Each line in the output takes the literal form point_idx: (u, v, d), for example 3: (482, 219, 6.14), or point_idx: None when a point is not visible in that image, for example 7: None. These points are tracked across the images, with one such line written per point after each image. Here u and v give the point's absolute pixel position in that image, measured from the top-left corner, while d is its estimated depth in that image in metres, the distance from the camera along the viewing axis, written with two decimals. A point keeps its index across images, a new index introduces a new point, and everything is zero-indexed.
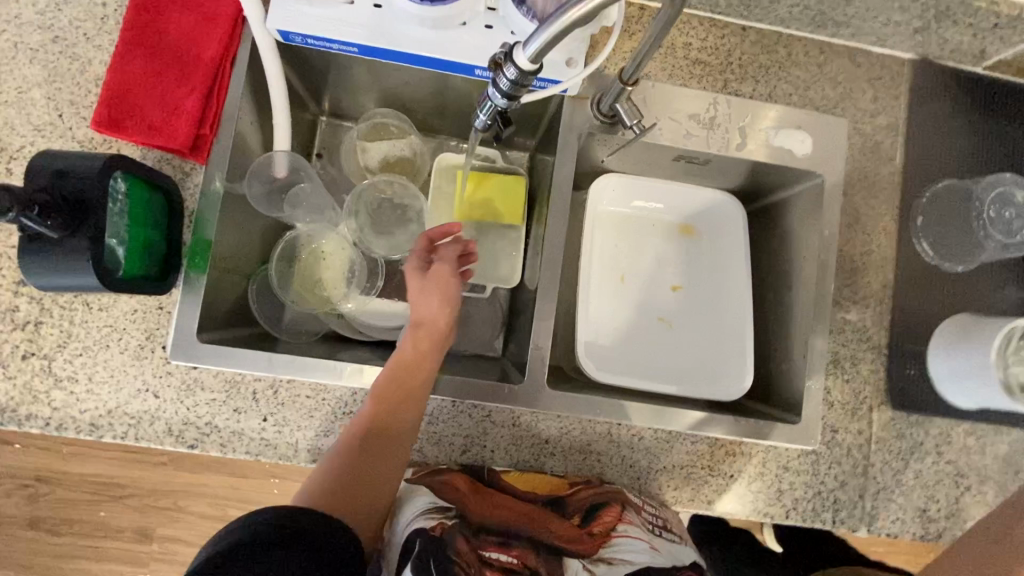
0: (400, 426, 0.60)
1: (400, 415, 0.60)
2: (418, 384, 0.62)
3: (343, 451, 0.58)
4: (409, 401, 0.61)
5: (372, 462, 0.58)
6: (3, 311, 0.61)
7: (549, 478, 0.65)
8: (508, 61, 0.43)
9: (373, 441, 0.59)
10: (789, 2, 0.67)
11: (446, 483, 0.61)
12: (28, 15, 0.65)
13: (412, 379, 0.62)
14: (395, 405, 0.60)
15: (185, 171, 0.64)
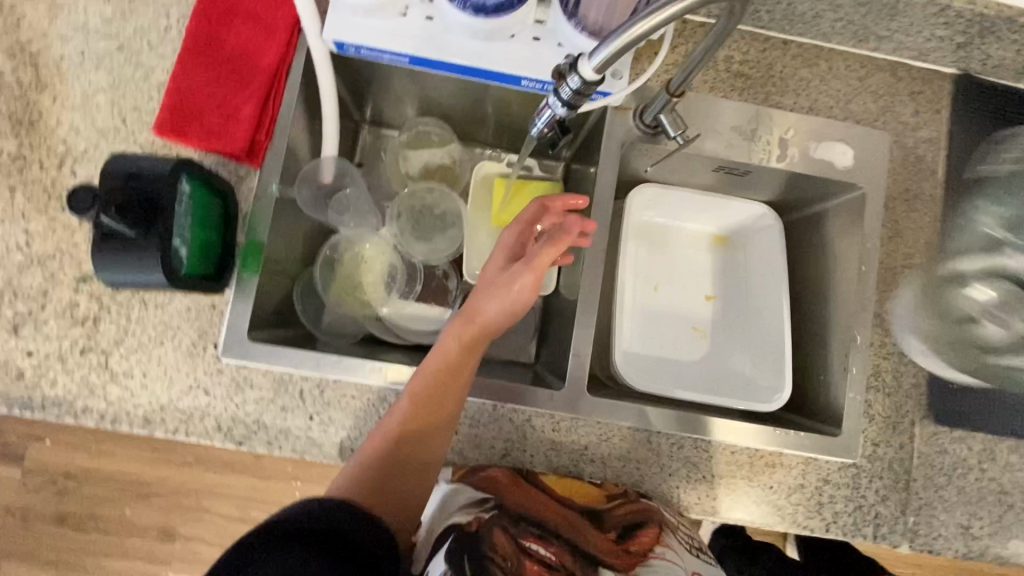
0: (438, 425, 0.60)
1: (438, 421, 0.60)
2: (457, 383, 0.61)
3: (381, 453, 0.58)
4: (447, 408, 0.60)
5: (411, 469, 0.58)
6: (64, 307, 0.63)
7: (588, 486, 0.65)
8: (573, 71, 0.44)
9: (410, 447, 0.58)
10: (833, 17, 0.68)
11: (487, 478, 0.63)
12: (95, 23, 0.68)
13: (453, 386, 0.60)
14: (433, 404, 0.59)
15: (240, 175, 0.66)
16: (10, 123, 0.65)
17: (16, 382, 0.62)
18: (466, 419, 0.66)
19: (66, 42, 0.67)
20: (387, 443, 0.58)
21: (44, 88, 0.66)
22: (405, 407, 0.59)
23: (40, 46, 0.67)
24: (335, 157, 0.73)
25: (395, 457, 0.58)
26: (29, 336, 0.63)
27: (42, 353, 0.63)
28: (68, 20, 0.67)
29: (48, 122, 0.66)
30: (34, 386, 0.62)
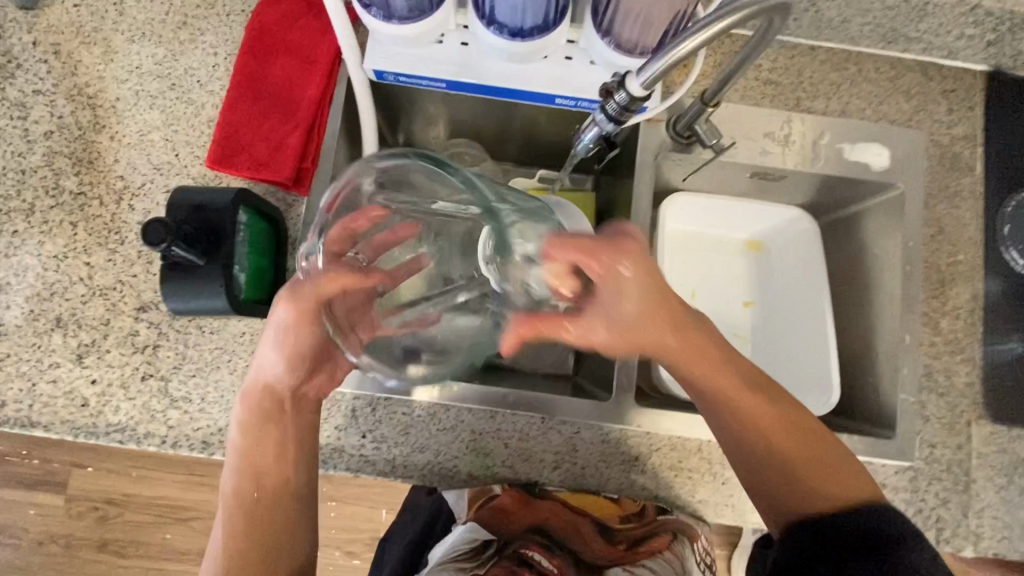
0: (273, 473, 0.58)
1: (270, 491, 0.58)
2: (258, 434, 0.58)
3: (228, 543, 0.56)
4: (283, 470, 0.58)
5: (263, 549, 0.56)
6: (125, 336, 0.66)
7: (597, 502, 0.69)
8: (620, 87, 0.46)
9: (255, 526, 0.57)
10: (862, 21, 0.69)
11: (494, 506, 0.66)
12: (148, 65, 0.71)
13: (268, 456, 0.58)
14: (252, 457, 0.58)
15: (288, 203, 0.69)
16: (71, 162, 0.69)
17: (81, 410, 0.64)
18: (515, 433, 0.67)
19: (121, 84, 0.71)
20: (231, 531, 0.56)
21: (102, 128, 0.70)
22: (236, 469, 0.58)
23: (96, 88, 0.71)
24: None
25: (241, 542, 0.56)
26: (92, 365, 0.65)
27: (105, 381, 0.65)
28: (122, 62, 0.71)
29: (106, 160, 0.69)
30: (98, 413, 0.64)
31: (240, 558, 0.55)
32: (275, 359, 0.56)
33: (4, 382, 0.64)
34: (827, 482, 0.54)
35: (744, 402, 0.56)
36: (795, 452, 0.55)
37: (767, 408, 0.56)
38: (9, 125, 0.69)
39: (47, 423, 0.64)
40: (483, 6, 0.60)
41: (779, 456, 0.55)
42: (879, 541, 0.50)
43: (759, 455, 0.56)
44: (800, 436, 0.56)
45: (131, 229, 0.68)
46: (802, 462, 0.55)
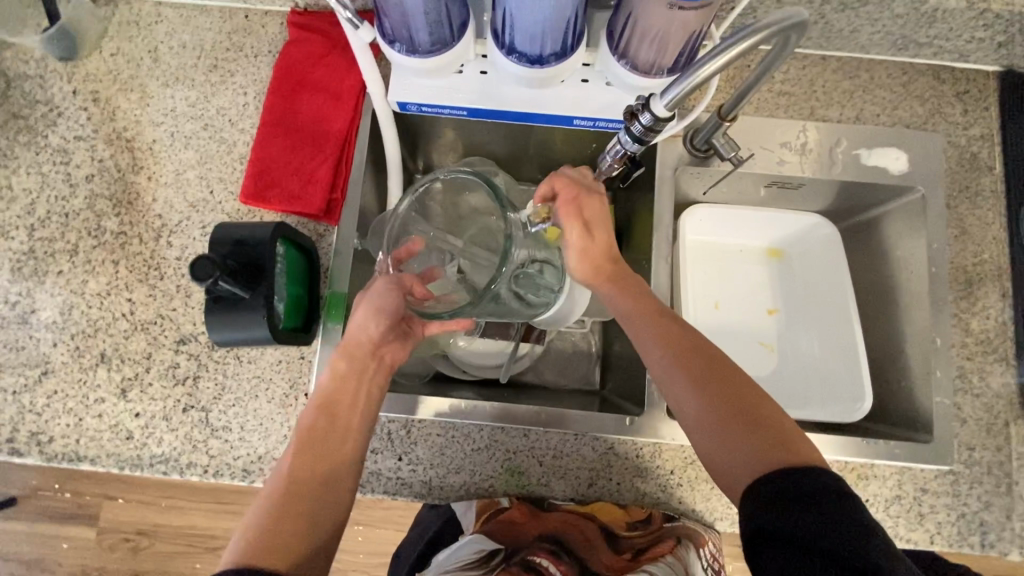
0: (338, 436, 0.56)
1: (329, 445, 0.55)
2: (345, 396, 0.57)
3: (273, 492, 0.52)
4: (347, 430, 0.56)
5: (300, 504, 0.52)
6: (166, 369, 0.68)
7: (607, 509, 0.69)
8: (645, 109, 0.47)
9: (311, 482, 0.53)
10: (871, 30, 0.70)
11: (502, 520, 0.68)
12: (182, 107, 0.74)
13: (340, 412, 0.56)
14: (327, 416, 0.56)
15: (320, 233, 0.71)
16: (111, 204, 0.72)
17: (125, 443, 0.66)
18: (550, 450, 0.67)
19: (157, 126, 0.74)
20: (280, 479, 0.53)
21: (140, 169, 0.73)
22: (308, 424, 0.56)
23: (134, 132, 0.74)
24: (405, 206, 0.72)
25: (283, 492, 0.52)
26: (135, 398, 0.67)
27: (148, 414, 0.67)
28: (158, 106, 0.74)
29: (145, 200, 0.72)
30: (142, 445, 0.66)
31: (282, 506, 0.51)
32: (366, 322, 0.58)
33: (52, 418, 0.66)
34: (771, 436, 0.50)
35: (689, 348, 0.55)
36: (746, 403, 0.52)
37: (708, 362, 0.54)
38: (52, 171, 0.72)
39: (93, 457, 0.66)
40: (502, 36, 0.62)
41: (719, 403, 0.52)
42: (826, 494, 0.44)
43: (697, 401, 0.52)
44: (739, 398, 0.52)
45: (169, 264, 0.70)
46: (739, 412, 0.51)
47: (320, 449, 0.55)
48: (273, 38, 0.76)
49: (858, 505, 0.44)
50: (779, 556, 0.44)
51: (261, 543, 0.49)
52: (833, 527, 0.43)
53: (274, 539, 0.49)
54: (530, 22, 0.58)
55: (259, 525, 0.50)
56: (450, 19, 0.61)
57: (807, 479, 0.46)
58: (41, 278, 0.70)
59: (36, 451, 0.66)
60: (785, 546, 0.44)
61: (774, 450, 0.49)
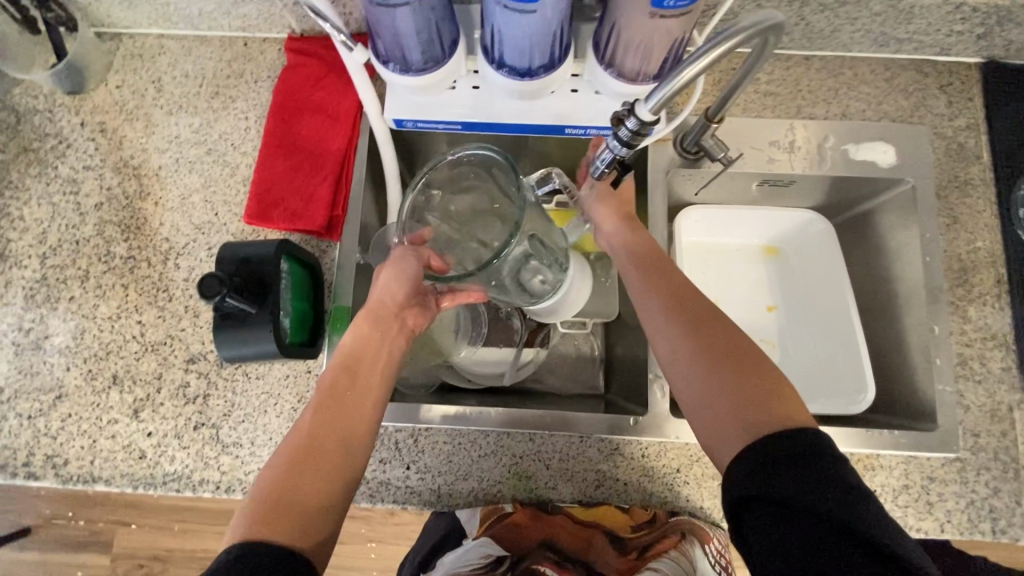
0: (355, 394, 0.55)
1: (346, 408, 0.54)
2: (366, 358, 0.57)
3: (287, 453, 0.50)
4: (365, 394, 0.55)
5: (314, 468, 0.50)
6: (176, 388, 0.69)
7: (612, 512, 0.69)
8: (631, 114, 0.48)
9: (329, 436, 0.52)
10: (851, 29, 0.72)
11: (510, 524, 0.69)
12: (186, 134, 0.77)
13: (359, 376, 0.56)
14: (346, 374, 0.56)
15: (322, 249, 0.73)
16: (120, 230, 0.74)
17: (139, 462, 0.67)
18: (556, 453, 0.68)
19: (162, 153, 0.76)
20: (296, 439, 0.51)
21: (147, 195, 0.75)
22: (327, 377, 0.56)
23: (140, 159, 0.76)
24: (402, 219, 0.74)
25: (299, 454, 0.50)
26: (147, 418, 0.68)
27: (160, 433, 0.68)
28: (163, 134, 0.77)
29: (152, 225, 0.74)
30: (155, 464, 0.67)
31: (297, 464, 0.50)
32: (393, 287, 0.60)
33: (67, 441, 0.68)
34: (761, 398, 0.49)
35: (693, 304, 0.56)
36: (742, 361, 0.52)
37: (706, 322, 0.55)
38: (63, 200, 0.75)
39: (108, 478, 0.67)
40: (492, 51, 0.64)
41: (713, 358, 0.52)
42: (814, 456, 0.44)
43: (689, 355, 0.53)
44: (732, 351, 0.53)
45: (177, 286, 0.72)
46: (731, 369, 0.51)
47: (339, 411, 0.53)
48: (272, 64, 0.79)
49: (849, 473, 0.43)
50: (766, 517, 0.44)
51: (276, 503, 0.47)
52: (814, 489, 0.42)
53: (287, 504, 0.48)
54: (518, 39, 0.60)
55: (271, 488, 0.48)
56: (442, 38, 0.64)
57: (791, 437, 0.45)
58: (54, 304, 0.72)
59: (52, 474, 0.67)
60: (771, 507, 0.44)
61: (760, 412, 0.49)
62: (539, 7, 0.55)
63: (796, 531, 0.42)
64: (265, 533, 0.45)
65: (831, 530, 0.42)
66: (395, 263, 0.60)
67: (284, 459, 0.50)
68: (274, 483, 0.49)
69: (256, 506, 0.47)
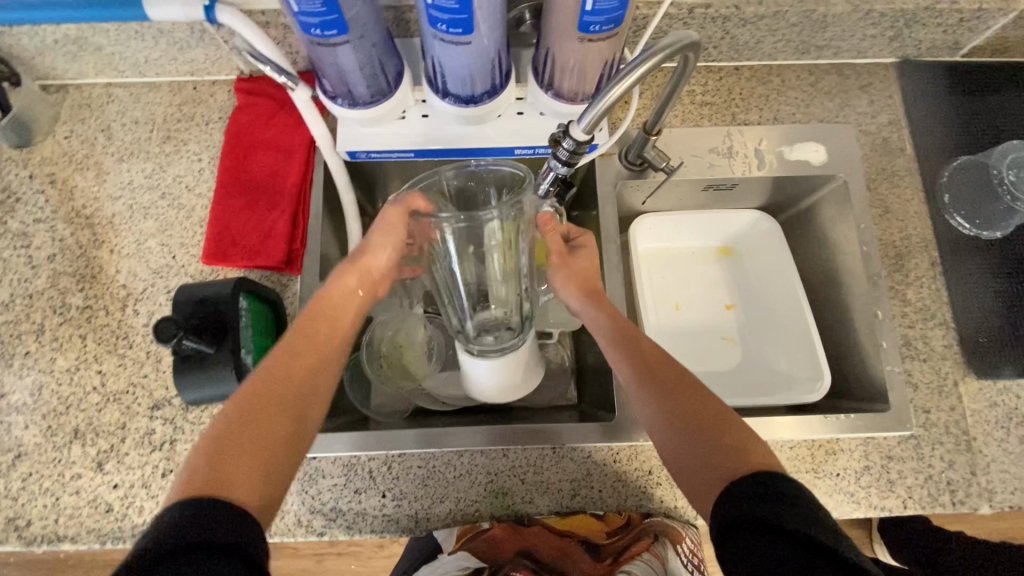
0: (315, 361, 0.57)
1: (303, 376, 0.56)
2: (331, 329, 0.61)
3: (244, 410, 0.51)
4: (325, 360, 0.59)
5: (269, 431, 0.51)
6: (141, 436, 0.68)
7: (590, 521, 0.68)
8: (566, 135, 0.51)
9: (284, 398, 0.53)
10: (773, 40, 0.77)
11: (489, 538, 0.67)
12: (139, 179, 0.77)
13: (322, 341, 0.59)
14: (308, 341, 0.59)
15: (283, 284, 0.73)
16: (75, 280, 0.73)
17: (105, 516, 0.65)
18: (530, 467, 0.68)
19: (115, 200, 0.76)
20: (252, 400, 0.52)
21: (101, 244, 0.74)
22: (289, 344, 0.58)
23: (93, 208, 0.76)
24: None
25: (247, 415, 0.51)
26: (112, 470, 0.67)
27: (126, 484, 0.66)
28: (115, 181, 0.77)
29: (109, 272, 0.73)
30: (123, 517, 0.65)
31: (250, 422, 0.51)
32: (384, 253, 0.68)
33: (29, 501, 0.66)
34: (710, 449, 0.52)
35: (658, 364, 0.59)
36: (692, 414, 0.54)
37: (677, 381, 0.57)
38: (14, 255, 0.74)
39: (74, 535, 0.65)
40: (435, 81, 0.67)
41: (685, 416, 0.54)
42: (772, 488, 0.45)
43: (653, 413, 0.56)
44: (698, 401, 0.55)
45: (137, 332, 0.71)
46: (691, 423, 0.54)
47: (295, 373, 0.56)
48: (222, 106, 0.80)
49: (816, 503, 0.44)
50: (745, 539, 0.43)
51: (226, 462, 0.48)
52: (799, 513, 0.43)
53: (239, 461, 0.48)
54: (458, 68, 0.62)
55: (226, 445, 0.49)
56: (386, 71, 0.66)
57: (760, 481, 0.46)
58: (9, 361, 0.70)
59: (14, 536, 0.65)
60: (755, 531, 0.43)
61: (731, 456, 0.50)
62: (474, 38, 0.57)
63: (779, 549, 0.41)
64: (208, 494, 0.45)
65: (810, 549, 0.41)
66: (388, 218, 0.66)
67: (231, 422, 0.51)
68: (218, 446, 0.49)
69: (204, 465, 0.47)
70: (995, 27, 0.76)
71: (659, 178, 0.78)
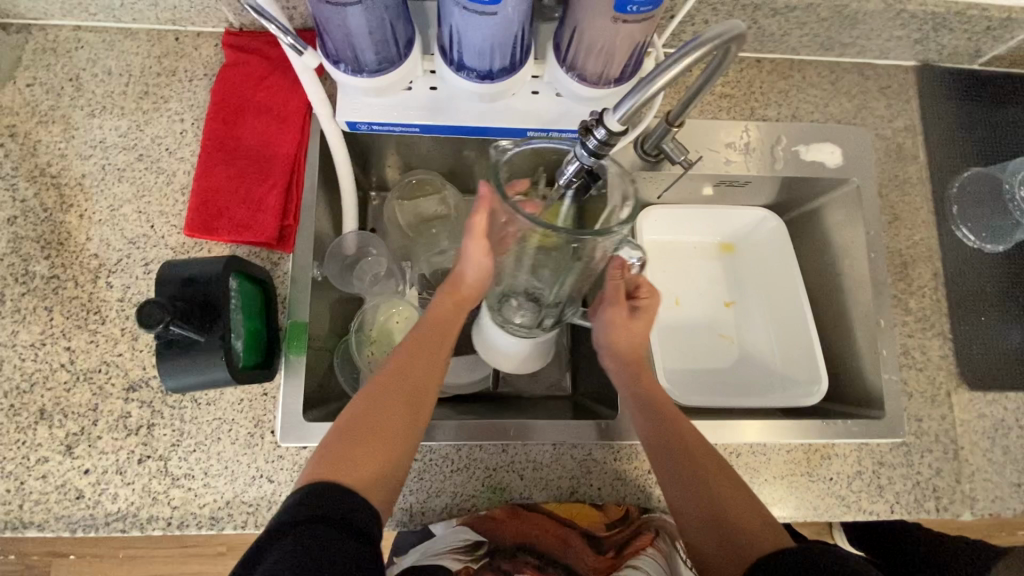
0: (417, 370, 0.59)
1: (412, 389, 0.58)
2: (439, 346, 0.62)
3: (361, 413, 0.55)
4: (430, 371, 0.60)
5: (379, 440, 0.54)
6: (116, 419, 0.63)
7: (591, 512, 0.67)
8: (599, 124, 0.47)
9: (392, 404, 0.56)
10: (800, 33, 0.74)
11: (486, 517, 0.64)
12: (112, 137, 0.70)
13: (426, 357, 0.61)
14: (415, 351, 0.61)
15: (274, 262, 0.68)
16: (40, 246, 0.66)
17: (75, 503, 0.61)
18: (529, 463, 0.67)
19: (85, 160, 0.69)
20: (367, 400, 0.56)
21: (69, 207, 0.68)
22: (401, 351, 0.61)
23: (60, 166, 0.69)
24: (357, 231, 0.76)
25: (360, 418, 0.55)
26: (83, 454, 0.62)
27: (99, 470, 0.62)
28: (84, 138, 0.70)
29: (78, 239, 0.67)
30: (95, 504, 0.61)
31: (364, 422, 0.54)
32: (473, 268, 0.62)
33: None
34: (731, 535, 0.54)
35: (692, 444, 0.60)
36: (716, 498, 0.56)
37: (712, 463, 0.59)
38: None
39: (40, 522, 0.60)
40: (450, 53, 0.61)
41: (712, 506, 0.56)
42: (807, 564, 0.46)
43: (672, 485, 0.59)
44: (725, 488, 0.57)
45: (110, 307, 0.66)
46: (719, 514, 0.55)
47: (401, 381, 0.58)
48: (207, 61, 0.73)
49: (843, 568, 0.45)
50: None
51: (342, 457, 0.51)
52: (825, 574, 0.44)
53: (355, 461, 0.51)
54: (477, 40, 0.57)
55: (346, 440, 0.53)
56: (396, 37, 0.60)
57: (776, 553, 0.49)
58: None
59: None
60: None
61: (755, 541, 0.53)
62: (500, 9, 0.53)
63: None
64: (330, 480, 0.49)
65: None
66: (479, 208, 0.59)
67: (354, 422, 0.55)
68: (336, 441, 0.53)
69: (331, 451, 0.52)
70: (1018, 38, 0.75)
71: (673, 172, 0.76)
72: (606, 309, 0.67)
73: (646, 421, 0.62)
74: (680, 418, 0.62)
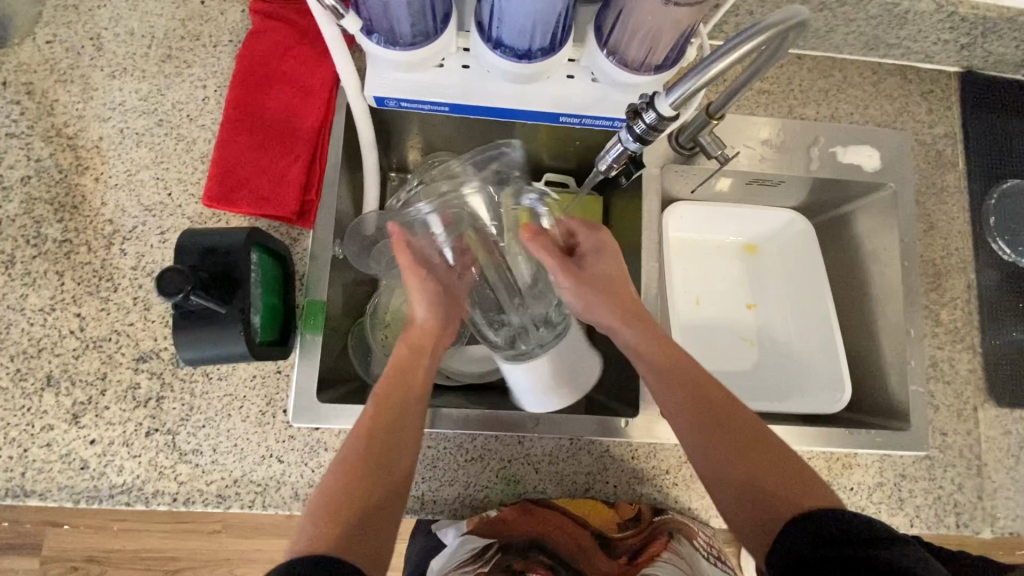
0: (398, 416, 0.54)
1: (393, 437, 0.53)
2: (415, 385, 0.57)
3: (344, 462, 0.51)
4: (411, 415, 0.55)
5: (363, 494, 0.49)
6: (124, 390, 0.61)
7: (602, 511, 0.65)
8: (650, 108, 0.46)
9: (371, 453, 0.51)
10: (846, 30, 0.72)
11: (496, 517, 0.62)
12: (132, 101, 0.68)
13: (404, 400, 0.56)
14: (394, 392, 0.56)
15: (294, 237, 0.67)
16: (53, 208, 0.64)
17: (80, 474, 0.59)
18: (545, 456, 0.65)
19: (103, 122, 0.67)
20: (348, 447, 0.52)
21: (85, 170, 0.66)
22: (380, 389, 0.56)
23: (77, 127, 0.67)
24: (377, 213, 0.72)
25: (347, 469, 0.50)
26: (89, 424, 0.60)
27: (105, 441, 0.60)
28: (103, 99, 0.67)
29: (92, 203, 0.65)
30: (100, 476, 0.60)
31: (346, 476, 0.50)
32: (419, 300, 0.62)
33: None
34: (774, 500, 0.48)
35: (712, 405, 0.54)
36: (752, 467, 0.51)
37: (737, 425, 0.53)
38: None
39: (43, 491, 0.59)
40: (488, 30, 0.59)
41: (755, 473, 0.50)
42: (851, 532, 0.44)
43: (706, 458, 0.53)
44: (760, 454, 0.51)
45: (123, 274, 0.64)
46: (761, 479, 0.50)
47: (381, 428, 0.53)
48: (233, 28, 0.71)
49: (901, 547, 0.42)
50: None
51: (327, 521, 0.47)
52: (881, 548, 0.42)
53: (340, 522, 0.47)
54: (519, 16, 0.55)
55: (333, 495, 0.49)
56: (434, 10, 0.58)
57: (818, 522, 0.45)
58: None
59: None
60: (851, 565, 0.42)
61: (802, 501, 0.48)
62: None
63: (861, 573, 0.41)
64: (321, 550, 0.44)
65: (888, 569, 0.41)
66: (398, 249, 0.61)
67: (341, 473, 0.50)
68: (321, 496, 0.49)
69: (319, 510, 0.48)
70: None
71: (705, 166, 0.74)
72: (565, 276, 0.62)
73: (663, 387, 0.56)
74: (698, 376, 0.57)
